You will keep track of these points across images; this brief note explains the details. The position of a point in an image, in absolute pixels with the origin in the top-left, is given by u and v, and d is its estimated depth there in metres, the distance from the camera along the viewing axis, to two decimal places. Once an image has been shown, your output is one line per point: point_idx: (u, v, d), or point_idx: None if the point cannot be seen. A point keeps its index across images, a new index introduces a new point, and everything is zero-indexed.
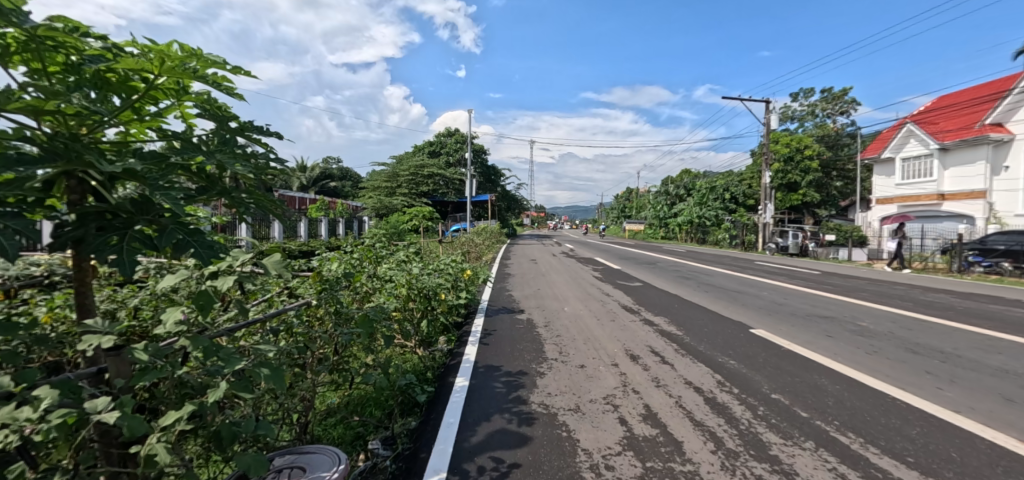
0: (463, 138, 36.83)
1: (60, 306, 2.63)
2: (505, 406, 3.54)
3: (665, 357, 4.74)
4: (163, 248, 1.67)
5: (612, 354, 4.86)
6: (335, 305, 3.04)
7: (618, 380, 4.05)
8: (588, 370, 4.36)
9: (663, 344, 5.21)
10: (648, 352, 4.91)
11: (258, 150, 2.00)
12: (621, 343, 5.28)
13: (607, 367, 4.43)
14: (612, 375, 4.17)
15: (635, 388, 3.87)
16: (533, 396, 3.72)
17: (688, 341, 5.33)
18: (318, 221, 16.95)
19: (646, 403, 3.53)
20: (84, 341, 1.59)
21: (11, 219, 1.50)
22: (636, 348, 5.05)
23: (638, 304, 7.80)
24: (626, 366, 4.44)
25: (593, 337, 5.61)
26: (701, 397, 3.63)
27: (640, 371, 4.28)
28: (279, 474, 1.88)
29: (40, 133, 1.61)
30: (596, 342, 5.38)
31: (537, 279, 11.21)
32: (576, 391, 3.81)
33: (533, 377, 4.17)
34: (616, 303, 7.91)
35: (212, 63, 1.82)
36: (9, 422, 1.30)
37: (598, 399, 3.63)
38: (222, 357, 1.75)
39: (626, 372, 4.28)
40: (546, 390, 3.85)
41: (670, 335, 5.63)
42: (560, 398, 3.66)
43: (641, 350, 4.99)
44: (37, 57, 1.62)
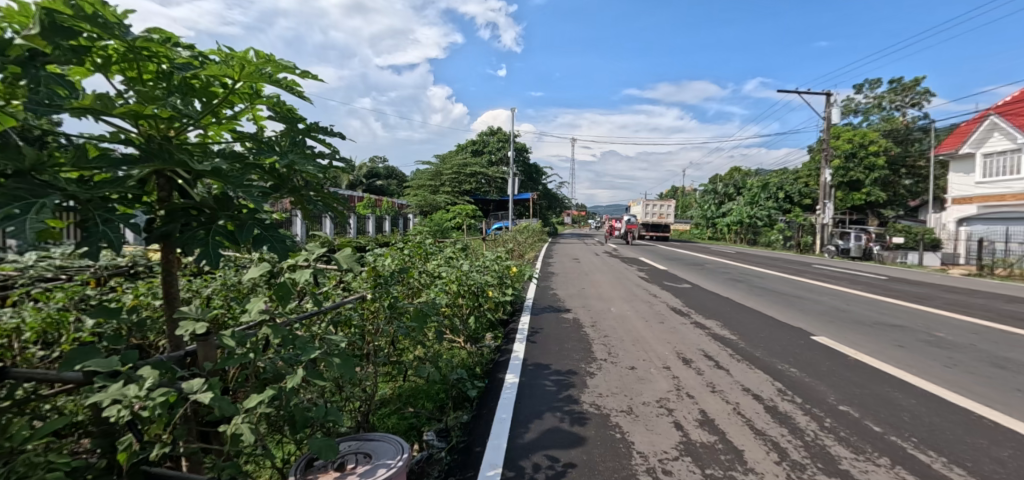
0: (506, 137, 37.20)
1: (144, 294, 2.91)
2: (555, 405, 3.54)
3: (719, 361, 4.59)
4: (242, 242, 1.79)
5: (663, 356, 4.77)
6: (389, 299, 3.15)
7: (671, 383, 3.96)
8: (639, 372, 4.29)
9: (717, 348, 5.04)
10: (700, 356, 4.78)
11: (325, 151, 2.12)
12: (672, 346, 5.16)
13: (659, 369, 4.34)
14: (664, 378, 4.09)
15: (690, 392, 3.78)
16: (584, 396, 3.71)
17: (744, 346, 5.13)
18: (366, 218, 17.53)
19: (701, 409, 3.43)
20: (180, 327, 1.71)
21: (116, 214, 1.65)
22: (689, 352, 4.93)
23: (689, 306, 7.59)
24: (678, 370, 4.34)
25: (643, 338, 5.50)
26: (761, 405, 3.49)
27: (693, 375, 4.17)
28: (347, 458, 1.95)
29: (136, 135, 1.76)
30: (646, 343, 5.28)
31: (580, 278, 11.06)
32: (627, 393, 3.76)
33: (583, 377, 4.15)
34: (666, 304, 7.71)
35: (284, 68, 1.93)
36: (120, 399, 1.42)
37: (651, 402, 3.57)
38: (298, 346, 1.85)
39: (679, 375, 4.19)
40: (597, 391, 3.82)
41: (724, 339, 5.45)
42: (611, 399, 3.63)
43: (693, 354, 4.85)
44: (134, 66, 1.79)
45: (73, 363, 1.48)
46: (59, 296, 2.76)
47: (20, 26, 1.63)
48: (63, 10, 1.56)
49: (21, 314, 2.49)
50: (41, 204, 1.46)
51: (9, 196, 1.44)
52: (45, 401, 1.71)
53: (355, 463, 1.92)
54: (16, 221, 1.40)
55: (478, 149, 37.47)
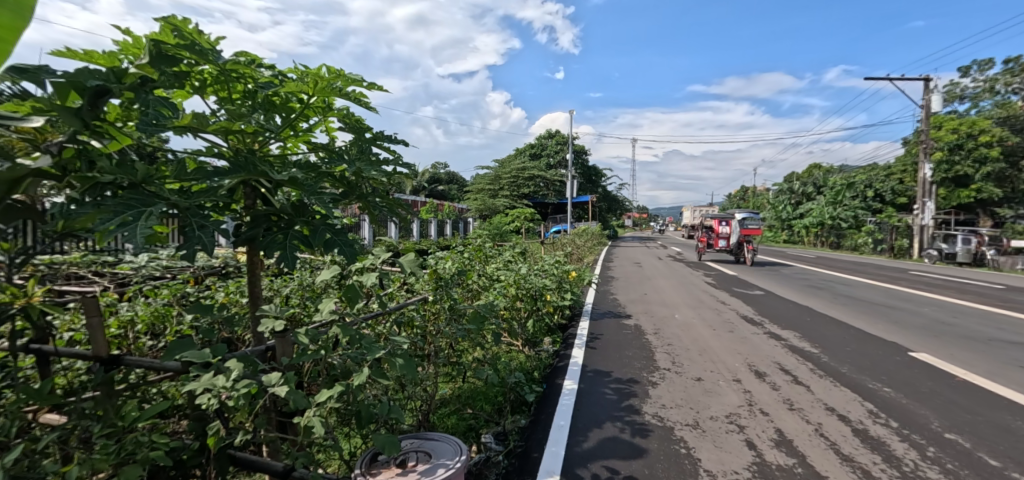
0: (565, 139, 37.06)
1: (233, 293, 3.20)
2: (616, 414, 3.45)
3: (798, 377, 4.28)
4: (315, 246, 1.91)
5: (733, 368, 4.52)
6: (450, 301, 3.24)
7: (742, 398, 3.74)
8: (706, 384, 4.09)
9: (795, 362, 4.71)
10: (776, 370, 4.47)
11: (390, 158, 2.20)
12: (742, 357, 4.87)
13: (728, 382, 4.12)
14: (734, 392, 3.87)
15: (764, 408, 3.55)
16: (646, 406, 3.60)
17: (826, 361, 4.75)
18: (428, 223, 18.10)
19: (777, 427, 3.21)
20: (261, 324, 1.85)
21: (209, 220, 1.82)
22: (762, 364, 4.63)
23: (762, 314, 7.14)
24: (750, 383, 4.09)
25: (710, 348, 5.25)
26: (848, 428, 3.20)
27: (767, 390, 3.92)
28: (407, 456, 2.01)
29: (226, 150, 1.94)
30: (714, 353, 5.03)
31: (642, 283, 10.76)
32: (693, 406, 3.59)
33: (645, 387, 4.02)
34: (735, 312, 7.30)
35: (352, 81, 2.04)
36: (210, 389, 1.56)
37: (719, 416, 3.39)
38: (364, 345, 1.93)
39: (751, 389, 3.95)
40: (660, 402, 3.68)
41: (803, 352, 5.07)
42: (676, 411, 3.49)
43: (767, 367, 4.56)
44: (225, 87, 1.96)
45: (173, 354, 1.64)
46: (165, 293, 3.10)
47: (134, 57, 1.86)
48: (167, 41, 1.75)
49: (135, 308, 2.81)
50: (148, 212, 1.64)
51: (124, 205, 1.62)
52: (153, 385, 1.92)
53: (416, 462, 1.97)
54: (129, 228, 1.58)
55: (537, 152, 37.75)
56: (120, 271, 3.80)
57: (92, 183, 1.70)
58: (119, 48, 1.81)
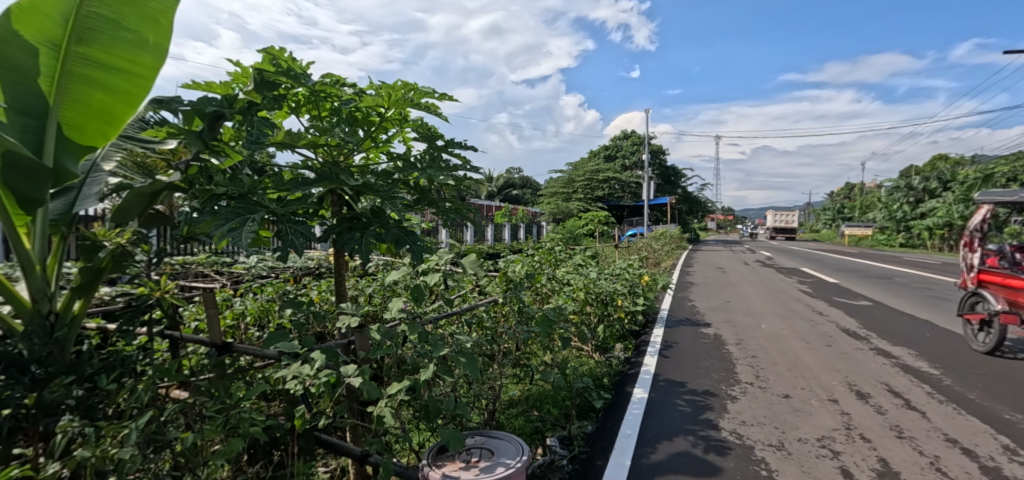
0: (641, 139, 36.02)
1: (326, 292, 3.51)
2: (688, 427, 3.33)
3: (911, 401, 3.84)
4: (388, 247, 2.06)
5: (828, 386, 4.16)
6: (518, 304, 3.30)
7: (838, 420, 3.44)
8: (795, 402, 3.81)
9: (908, 384, 4.23)
10: (882, 391, 4.05)
11: (459, 165, 2.32)
12: (841, 375, 4.46)
13: (822, 402, 3.80)
14: (829, 413, 3.56)
15: (863, 433, 3.24)
16: (722, 421, 3.43)
17: (949, 385, 4.21)
18: (502, 226, 18.43)
19: (881, 457, 2.91)
20: (341, 319, 2.03)
21: (302, 225, 2.03)
22: (864, 384, 4.21)
23: (867, 328, 6.47)
24: (849, 405, 3.75)
25: (802, 363, 4.85)
26: (972, 464, 2.83)
27: (871, 414, 3.56)
28: (471, 452, 2.09)
29: (316, 162, 2.17)
30: (805, 369, 4.65)
31: (724, 290, 10.19)
32: (778, 425, 3.36)
33: (723, 400, 3.83)
34: (834, 325, 6.67)
35: (424, 93, 2.19)
36: (298, 376, 1.74)
37: (810, 439, 3.15)
38: (432, 343, 2.04)
39: (849, 411, 3.61)
40: (740, 418, 3.49)
41: (919, 373, 4.53)
42: (758, 430, 3.29)
43: (871, 388, 4.13)
44: (315, 107, 2.20)
45: (271, 343, 1.86)
46: (269, 290, 3.48)
47: (243, 85, 2.19)
48: (268, 69, 2.03)
49: (245, 303, 3.18)
50: (252, 218, 1.87)
51: (233, 213, 1.87)
52: (260, 371, 2.18)
53: (478, 458, 2.05)
54: (236, 232, 1.82)
55: (611, 153, 37.13)
56: (234, 270, 4.33)
57: (210, 196, 1.98)
58: (231, 78, 2.14)
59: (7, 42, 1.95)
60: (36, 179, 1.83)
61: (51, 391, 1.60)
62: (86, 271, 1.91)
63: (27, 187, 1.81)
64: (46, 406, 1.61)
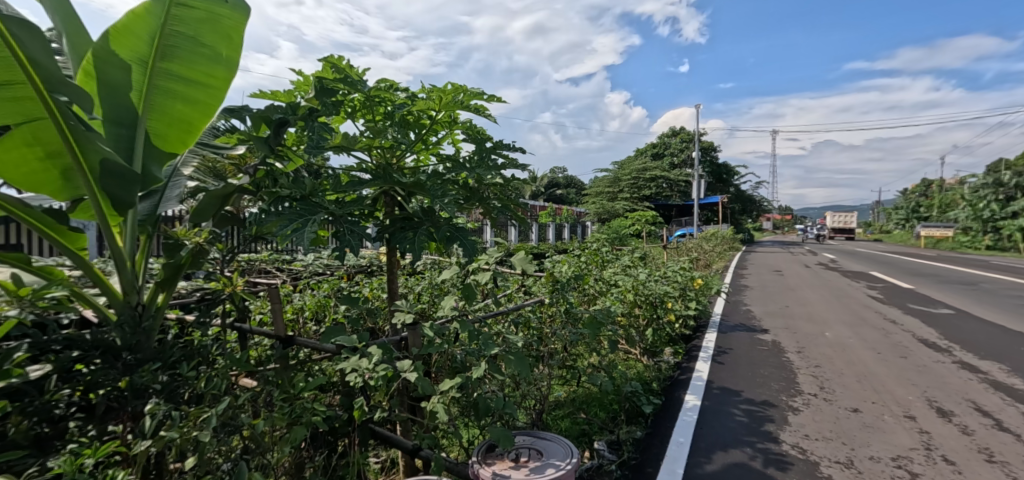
0: (692, 136, 34.87)
1: (379, 290, 3.64)
2: (746, 439, 3.20)
3: (1002, 422, 3.51)
4: (439, 245, 2.12)
5: (904, 401, 3.87)
6: (566, 305, 3.28)
7: (915, 439, 3.20)
8: (865, 417, 3.57)
9: (999, 403, 3.87)
10: (968, 410, 3.73)
11: (509, 166, 2.34)
12: (918, 390, 4.13)
13: (898, 418, 3.54)
14: (904, 431, 3.32)
15: (946, 455, 2.99)
16: (784, 434, 3.28)
17: None
18: (546, 226, 18.36)
19: None
20: (396, 316, 2.11)
21: (358, 225, 2.13)
22: (946, 401, 3.88)
23: (948, 339, 5.96)
24: (928, 423, 3.47)
25: (873, 375, 4.54)
26: None
27: (955, 434, 3.28)
28: (520, 451, 2.10)
29: (371, 165, 2.26)
30: (876, 382, 4.34)
31: (782, 294, 9.69)
32: (847, 441, 3.17)
33: (784, 412, 3.65)
34: (909, 335, 6.18)
35: (474, 95, 2.23)
36: (356, 369, 1.82)
37: (883, 458, 2.95)
38: (482, 342, 2.07)
39: (929, 430, 3.34)
40: (802, 431, 3.32)
41: (1012, 392, 4.13)
42: (824, 445, 3.11)
43: (955, 406, 3.80)
44: (370, 111, 2.29)
45: (330, 338, 1.96)
46: (326, 286, 3.65)
47: (304, 93, 2.31)
48: (328, 77, 2.14)
49: (304, 298, 3.36)
50: (313, 219, 1.98)
51: (296, 214, 1.99)
52: (320, 363, 2.30)
53: (528, 458, 2.06)
54: (299, 232, 1.94)
55: (659, 151, 36.20)
56: (293, 267, 4.56)
57: (276, 198, 2.11)
58: (294, 86, 2.27)
59: (105, 60, 2.15)
60: (128, 184, 2.01)
61: (141, 375, 1.75)
62: (169, 266, 2.09)
63: (121, 191, 1.99)
64: (137, 389, 1.76)
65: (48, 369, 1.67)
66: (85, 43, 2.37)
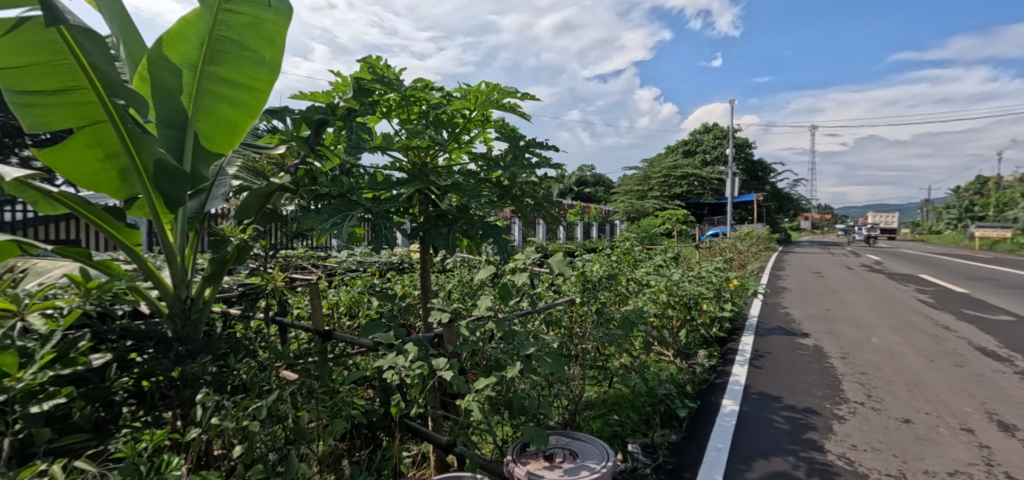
0: (726, 133, 33.92)
1: (411, 287, 3.70)
2: (788, 447, 3.09)
3: None
4: (473, 243, 2.14)
5: (960, 413, 3.66)
6: (597, 305, 3.24)
7: (974, 454, 3.02)
8: (918, 428, 3.39)
9: None
10: None
11: (542, 164, 2.33)
12: (976, 401, 3.90)
13: (954, 431, 3.35)
14: (961, 444, 3.14)
15: (1010, 472, 2.81)
16: (829, 444, 3.15)
17: None
18: (574, 224, 18.24)
19: None
20: (432, 314, 2.13)
21: (394, 223, 2.16)
22: (1007, 415, 3.65)
23: (1008, 348, 5.60)
24: (988, 437, 3.27)
25: (925, 384, 4.31)
26: None
27: (1018, 449, 3.08)
28: (554, 451, 2.10)
29: (406, 164, 2.29)
30: (929, 391, 4.12)
31: (822, 297, 9.32)
32: (898, 453, 3.02)
33: (829, 421, 3.50)
34: (964, 342, 5.84)
35: (508, 94, 2.22)
36: (393, 365, 1.85)
37: (939, 473, 2.80)
38: (517, 341, 2.07)
39: (990, 444, 3.15)
40: (849, 441, 3.18)
41: None
42: (873, 457, 2.98)
43: (1018, 420, 3.57)
44: (406, 111, 2.32)
45: (367, 334, 2.00)
46: (360, 283, 3.74)
47: (342, 94, 2.37)
48: (365, 77, 2.17)
49: (339, 294, 3.44)
50: (351, 216, 2.03)
51: (335, 211, 2.03)
52: (357, 358, 2.35)
53: (562, 458, 2.05)
54: (338, 228, 1.99)
55: (691, 148, 35.44)
56: (328, 264, 4.67)
57: (316, 195, 2.16)
58: (332, 87, 2.33)
59: (159, 66, 2.26)
60: (178, 183, 2.10)
61: (192, 366, 1.83)
62: (215, 262, 2.17)
63: (172, 190, 2.08)
64: (188, 379, 1.85)
65: (108, 358, 1.77)
66: (140, 49, 2.49)
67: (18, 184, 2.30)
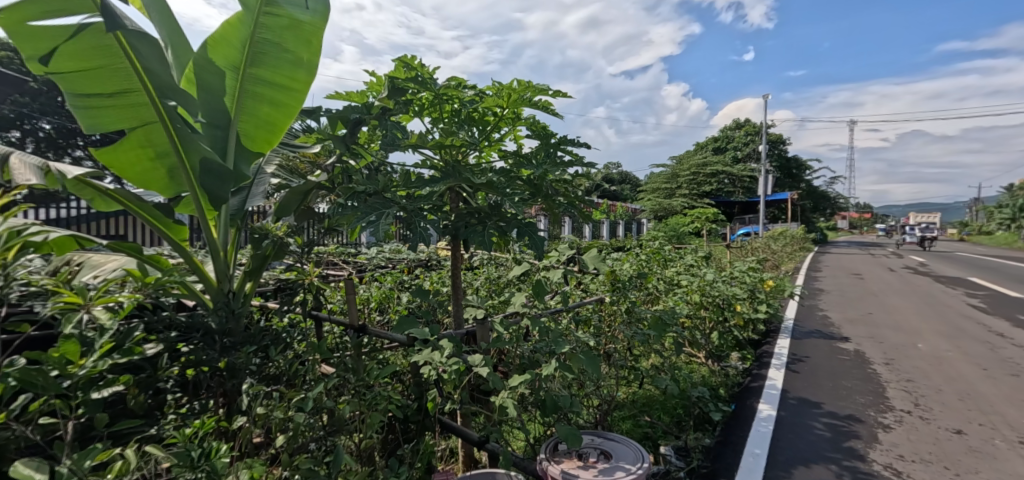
0: (758, 129, 32.96)
1: (441, 284, 3.74)
2: (829, 455, 2.99)
3: None
4: (507, 241, 2.14)
5: (1017, 425, 3.46)
6: (628, 305, 3.21)
7: None
8: (971, 440, 3.22)
9: None
10: None
11: (574, 161, 2.32)
12: None
13: (1011, 443, 3.17)
14: (1020, 458, 2.97)
15: None
16: (873, 453, 3.03)
17: None
18: (599, 222, 18.09)
19: None
20: (466, 311, 2.15)
21: (427, 220, 2.18)
22: None
23: None
24: None
25: (978, 393, 4.09)
26: None
27: None
28: (587, 451, 2.09)
29: (438, 162, 2.32)
30: (982, 402, 3.91)
31: (862, 300, 8.96)
32: (950, 465, 2.88)
33: (872, 429, 3.37)
34: (1020, 350, 5.52)
35: (540, 91, 2.21)
36: (430, 361, 1.87)
37: None
38: (552, 339, 2.06)
39: None
40: (895, 451, 3.06)
41: None
42: (923, 468, 2.85)
43: None
44: (438, 110, 2.34)
45: (403, 329, 2.03)
46: (392, 279, 3.80)
47: (376, 93, 2.40)
48: (399, 76, 2.20)
49: (372, 290, 3.50)
50: (386, 214, 2.06)
51: (371, 208, 2.07)
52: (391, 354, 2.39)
53: (596, 458, 2.04)
54: (373, 225, 2.02)
55: (722, 145, 34.61)
56: (359, 260, 4.76)
57: (353, 193, 2.20)
58: (367, 87, 2.37)
59: (205, 68, 2.33)
60: (223, 180, 2.18)
61: (238, 357, 1.90)
62: (257, 257, 2.25)
63: (217, 187, 2.16)
64: (233, 369, 1.92)
65: (160, 348, 1.86)
66: (186, 52, 2.59)
67: (78, 182, 2.44)
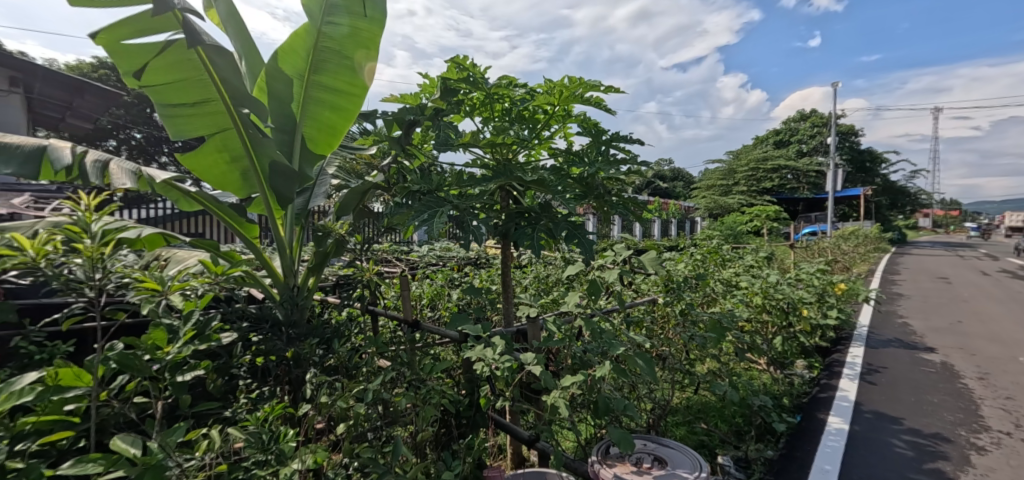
0: (827, 120, 30.82)
1: (492, 283, 3.77)
2: (912, 476, 2.75)
3: None
4: (558, 240, 2.13)
5: None
6: (683, 307, 3.10)
7: None
8: None
9: None
10: None
11: (627, 158, 2.27)
12: None
13: None
14: None
15: None
16: (965, 478, 2.74)
17: None
18: (650, 221, 17.57)
19: None
20: (518, 309, 2.16)
21: (480, 218, 2.21)
22: None
23: None
24: None
25: None
26: None
27: None
28: (642, 456, 2.04)
29: (490, 161, 2.35)
30: None
31: (948, 306, 8.18)
32: None
33: (964, 450, 3.06)
34: None
35: (591, 88, 2.18)
36: (482, 358, 1.89)
37: None
38: (606, 340, 2.02)
39: None
40: (991, 476, 2.76)
41: None
42: None
43: None
44: (489, 109, 2.36)
45: (456, 325, 2.06)
46: (444, 277, 3.88)
47: (430, 94, 2.46)
48: (452, 77, 2.24)
49: (425, 288, 3.59)
50: (440, 213, 2.10)
51: (425, 207, 2.12)
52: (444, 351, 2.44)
53: (651, 464, 1.99)
54: (428, 223, 2.06)
55: (785, 138, 32.70)
56: (412, 257, 4.89)
57: (409, 192, 2.25)
58: (420, 89, 2.42)
59: (275, 77, 2.51)
60: (289, 182, 2.31)
61: (304, 348, 2.02)
62: (319, 254, 2.36)
63: (283, 188, 2.29)
64: (299, 358, 2.04)
65: (235, 337, 1.99)
66: (258, 62, 2.77)
67: (165, 185, 2.68)
